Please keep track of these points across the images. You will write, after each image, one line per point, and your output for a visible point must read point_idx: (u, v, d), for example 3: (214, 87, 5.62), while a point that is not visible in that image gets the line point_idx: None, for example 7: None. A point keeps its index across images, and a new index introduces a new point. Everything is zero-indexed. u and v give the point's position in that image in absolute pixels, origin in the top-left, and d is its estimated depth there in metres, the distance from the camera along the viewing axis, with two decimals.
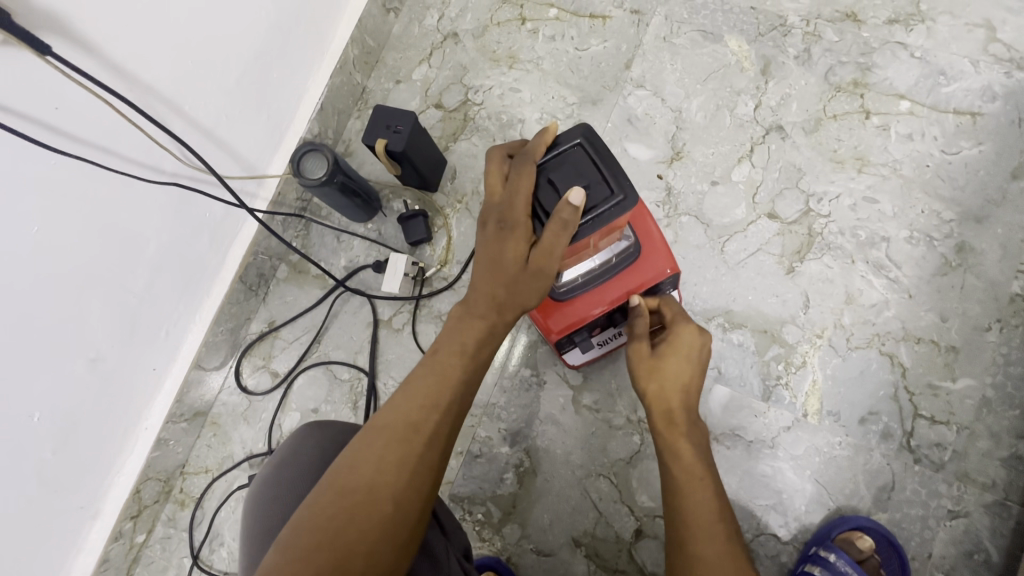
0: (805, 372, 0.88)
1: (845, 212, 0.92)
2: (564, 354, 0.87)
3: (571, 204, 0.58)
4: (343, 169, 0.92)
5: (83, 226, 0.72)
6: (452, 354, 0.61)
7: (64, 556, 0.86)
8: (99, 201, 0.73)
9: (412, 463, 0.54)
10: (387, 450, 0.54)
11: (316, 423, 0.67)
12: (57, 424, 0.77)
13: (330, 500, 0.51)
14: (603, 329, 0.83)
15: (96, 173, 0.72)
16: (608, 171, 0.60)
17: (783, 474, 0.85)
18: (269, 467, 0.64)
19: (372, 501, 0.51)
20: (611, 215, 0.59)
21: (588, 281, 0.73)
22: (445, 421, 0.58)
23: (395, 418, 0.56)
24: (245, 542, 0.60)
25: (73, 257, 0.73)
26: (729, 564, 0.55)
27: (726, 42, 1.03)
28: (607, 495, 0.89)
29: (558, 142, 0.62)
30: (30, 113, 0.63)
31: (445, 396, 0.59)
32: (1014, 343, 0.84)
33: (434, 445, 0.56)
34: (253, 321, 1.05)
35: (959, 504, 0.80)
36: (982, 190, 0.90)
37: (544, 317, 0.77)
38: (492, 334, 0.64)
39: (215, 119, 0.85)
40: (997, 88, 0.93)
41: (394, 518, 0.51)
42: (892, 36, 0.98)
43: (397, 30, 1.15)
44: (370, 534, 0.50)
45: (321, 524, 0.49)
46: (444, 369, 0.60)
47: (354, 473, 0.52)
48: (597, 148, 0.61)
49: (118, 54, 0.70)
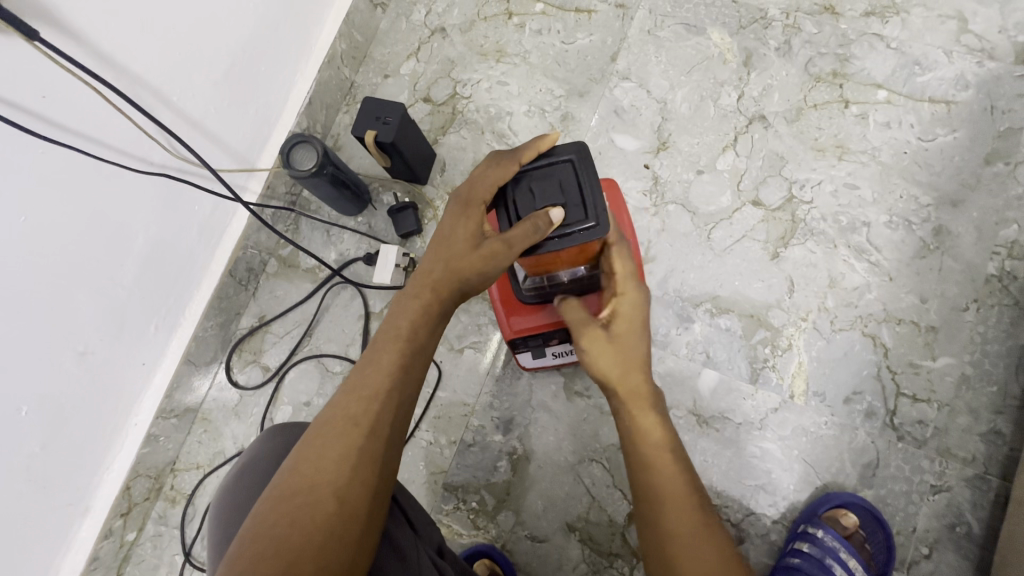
0: (791, 354, 0.90)
1: (827, 198, 0.95)
2: (516, 355, 0.87)
3: (549, 218, 0.57)
4: (333, 162, 0.92)
5: (51, 233, 0.70)
6: (390, 339, 0.60)
7: (53, 553, 0.85)
8: (65, 206, 0.71)
9: (353, 459, 0.54)
10: (328, 446, 0.54)
11: (281, 426, 0.69)
12: (47, 419, 0.76)
13: (274, 506, 0.51)
14: (561, 341, 0.82)
15: (61, 174, 0.69)
16: (592, 195, 0.59)
17: (771, 454, 0.86)
18: (236, 470, 0.65)
19: (317, 501, 0.51)
20: (581, 238, 0.58)
21: (556, 292, 0.74)
22: (388, 411, 0.57)
23: (338, 413, 0.56)
24: (213, 544, 0.60)
25: (44, 266, 0.71)
26: (711, 541, 0.52)
27: (709, 34, 1.05)
28: (600, 480, 0.90)
29: (551, 152, 0.61)
30: (19, 102, 0.63)
31: (385, 383, 0.58)
32: (991, 322, 0.86)
33: (378, 434, 0.56)
34: (244, 316, 1.05)
35: (942, 479, 0.82)
36: (957, 175, 0.92)
37: (506, 314, 0.78)
38: (429, 317, 0.62)
39: (204, 112, 0.85)
40: (969, 77, 0.96)
41: (339, 518, 0.51)
42: (869, 28, 1.01)
43: (385, 25, 1.16)
44: (315, 536, 0.50)
45: (264, 532, 0.49)
46: (384, 356, 0.59)
47: (297, 476, 0.53)
48: (587, 170, 0.60)
49: (105, 44, 0.70)
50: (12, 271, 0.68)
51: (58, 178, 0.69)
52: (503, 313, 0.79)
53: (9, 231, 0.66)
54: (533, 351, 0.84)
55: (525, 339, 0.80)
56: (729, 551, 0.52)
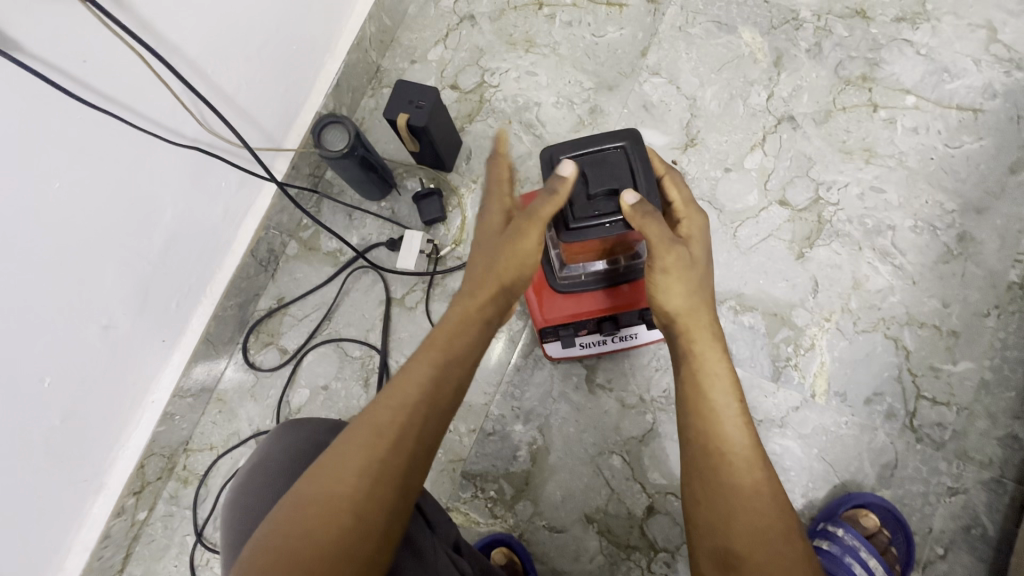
0: (813, 354, 0.90)
1: (853, 201, 0.95)
2: (543, 345, 0.87)
3: (627, 202, 0.59)
4: (363, 143, 0.91)
5: (62, 205, 0.67)
6: (427, 350, 0.62)
7: (67, 530, 0.84)
8: (80, 178, 0.68)
9: (375, 470, 0.52)
10: (348, 456, 0.53)
11: (294, 422, 0.66)
12: (68, 391, 0.75)
13: (289, 514, 0.49)
14: (589, 332, 0.83)
15: (74, 143, 0.66)
16: (644, 178, 0.62)
17: (791, 452, 0.87)
18: (263, 448, 0.64)
19: (332, 514, 0.49)
20: (624, 227, 0.61)
21: (591, 280, 0.76)
22: (412, 426, 0.56)
23: (363, 421, 0.56)
24: (236, 522, 0.59)
25: (58, 240, 0.68)
26: (769, 495, 0.55)
27: (740, 33, 1.05)
28: (619, 472, 0.90)
29: (602, 138, 0.63)
30: (60, 66, 0.62)
31: (416, 396, 0.58)
32: (1011, 329, 0.88)
33: (401, 448, 0.54)
34: (262, 297, 1.04)
35: (958, 481, 0.83)
36: (982, 183, 0.93)
37: (539, 302, 0.78)
38: (468, 325, 0.64)
39: (236, 87, 0.84)
40: (997, 86, 0.97)
41: (354, 533, 0.49)
42: (899, 33, 1.01)
43: (413, 10, 1.15)
44: (328, 551, 0.47)
45: (278, 542, 0.47)
46: (417, 369, 0.60)
47: (315, 484, 0.51)
48: (639, 157, 0.62)
49: (148, 11, 0.68)
50: (44, 240, 0.67)
51: (71, 145, 0.66)
52: (535, 302, 0.79)
53: (42, 198, 0.65)
54: (561, 341, 0.84)
55: (556, 328, 0.80)
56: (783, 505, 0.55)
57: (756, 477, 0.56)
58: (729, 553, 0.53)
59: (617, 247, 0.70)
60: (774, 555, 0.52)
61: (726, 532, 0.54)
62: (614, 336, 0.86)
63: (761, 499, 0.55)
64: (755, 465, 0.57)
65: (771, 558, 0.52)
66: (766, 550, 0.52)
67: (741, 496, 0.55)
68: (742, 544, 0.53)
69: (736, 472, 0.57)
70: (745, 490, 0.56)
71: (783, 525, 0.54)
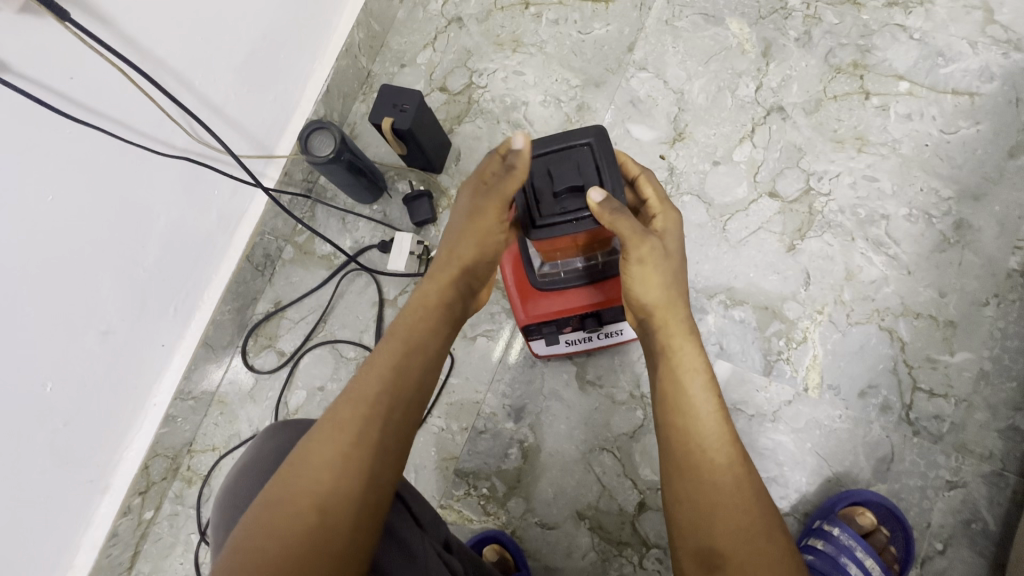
0: (806, 347, 0.89)
1: (845, 190, 0.94)
2: (530, 343, 0.87)
3: (597, 200, 0.59)
4: (350, 148, 0.93)
5: (54, 215, 0.70)
6: (389, 343, 0.63)
7: (76, 528, 0.87)
8: (72, 188, 0.71)
9: (341, 464, 0.53)
10: (317, 454, 0.54)
11: (286, 422, 0.67)
12: (70, 395, 0.78)
13: (261, 513, 0.51)
14: (574, 329, 0.83)
15: (65, 154, 0.69)
16: (610, 175, 0.62)
17: (783, 446, 0.86)
18: (253, 447, 0.65)
19: (299, 513, 0.51)
20: (591, 223, 0.61)
21: (571, 276, 0.77)
22: (379, 422, 0.57)
23: (331, 419, 0.57)
24: (223, 518, 0.60)
25: (52, 251, 0.71)
26: (748, 490, 0.55)
27: (727, 25, 1.04)
28: (610, 469, 0.90)
29: (570, 135, 0.63)
30: (47, 83, 0.65)
31: (378, 387, 0.59)
32: (1011, 317, 0.85)
33: (367, 443, 0.56)
34: (260, 301, 1.06)
35: (957, 475, 0.82)
36: (979, 169, 0.91)
37: (521, 300, 0.79)
38: (430, 315, 0.66)
39: (225, 98, 0.87)
40: (995, 69, 0.94)
41: (320, 532, 0.50)
42: (891, 18, 0.99)
43: (401, 15, 1.17)
44: (298, 547, 0.49)
45: (249, 541, 0.49)
46: (381, 361, 0.62)
47: (286, 484, 0.52)
48: (605, 154, 0.62)
49: (131, 27, 0.71)
50: (39, 250, 0.70)
51: (58, 157, 0.68)
52: (517, 299, 0.80)
53: (34, 210, 0.68)
54: (546, 338, 0.84)
55: (539, 325, 0.81)
56: (757, 501, 0.55)
57: (734, 473, 0.56)
58: (712, 552, 0.53)
59: (593, 244, 0.71)
60: (763, 557, 0.52)
61: (708, 531, 0.54)
62: (600, 333, 0.86)
63: (740, 497, 0.55)
64: (733, 459, 0.57)
65: (754, 559, 0.51)
66: (749, 549, 0.52)
67: (717, 493, 0.55)
68: (726, 544, 0.53)
69: (716, 469, 0.56)
70: (719, 486, 0.55)
71: (765, 523, 0.54)
